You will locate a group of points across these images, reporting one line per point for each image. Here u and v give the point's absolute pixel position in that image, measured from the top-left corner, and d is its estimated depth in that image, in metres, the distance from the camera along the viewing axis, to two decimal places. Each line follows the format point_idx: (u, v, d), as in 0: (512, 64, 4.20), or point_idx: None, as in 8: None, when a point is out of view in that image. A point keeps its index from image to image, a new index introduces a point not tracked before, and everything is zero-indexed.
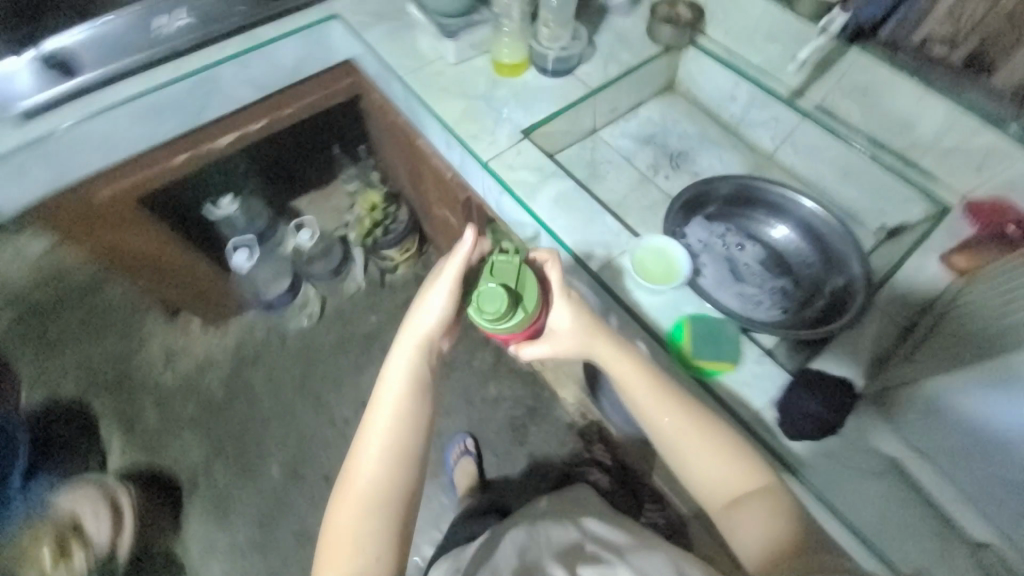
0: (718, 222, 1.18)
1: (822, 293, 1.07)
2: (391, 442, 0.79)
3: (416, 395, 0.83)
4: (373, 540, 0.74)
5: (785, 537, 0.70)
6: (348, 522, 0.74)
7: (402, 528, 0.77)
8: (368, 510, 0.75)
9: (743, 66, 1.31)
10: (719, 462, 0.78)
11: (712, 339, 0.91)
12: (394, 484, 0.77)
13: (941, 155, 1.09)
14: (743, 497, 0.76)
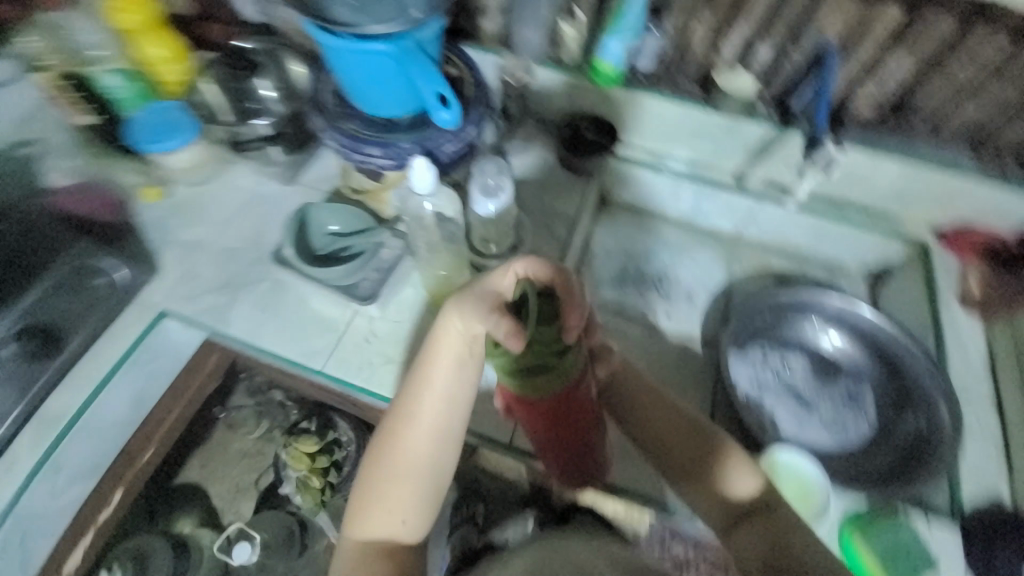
0: (752, 348, 1.04)
1: (892, 387, 0.96)
2: (409, 444, 0.66)
3: (447, 416, 0.67)
4: (394, 490, 0.66)
5: (771, 527, 0.64)
6: (379, 479, 0.66)
7: (405, 491, 0.66)
8: (387, 484, 0.66)
9: (675, 166, 1.18)
10: (723, 461, 0.69)
11: (889, 545, 0.75)
12: (401, 479, 0.66)
13: (904, 201, 1.08)
14: (735, 470, 0.69)
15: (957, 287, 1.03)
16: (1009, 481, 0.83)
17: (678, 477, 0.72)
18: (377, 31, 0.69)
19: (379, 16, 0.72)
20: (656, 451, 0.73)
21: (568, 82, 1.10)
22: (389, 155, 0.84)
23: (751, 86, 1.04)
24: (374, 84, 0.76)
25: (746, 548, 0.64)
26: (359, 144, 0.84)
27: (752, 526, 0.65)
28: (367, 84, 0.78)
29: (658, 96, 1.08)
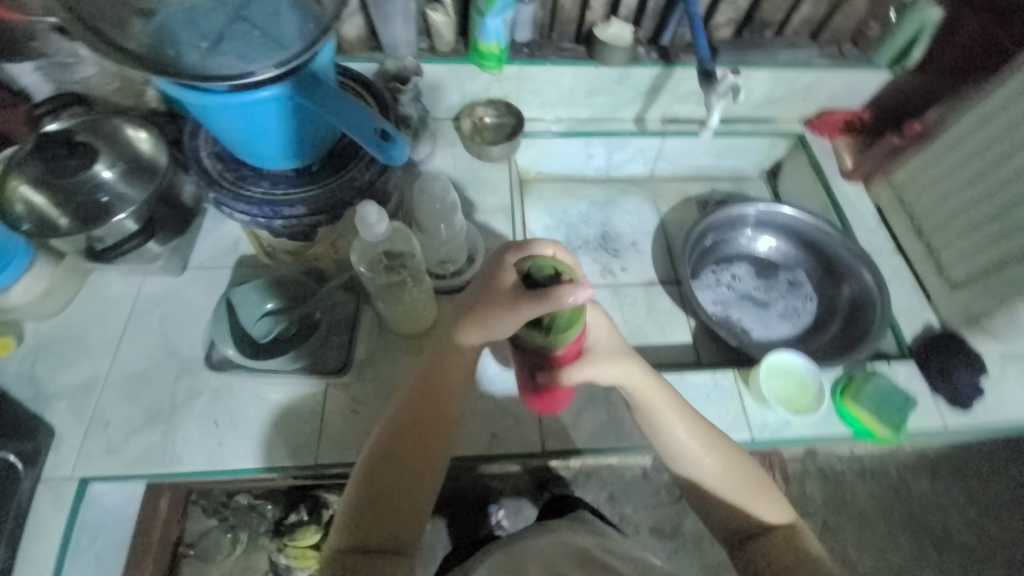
0: (704, 273, 1.14)
1: (818, 267, 1.12)
2: (405, 445, 0.63)
3: (440, 407, 0.65)
4: (392, 508, 0.61)
5: (785, 546, 0.64)
6: (371, 499, 0.60)
7: (402, 501, 0.61)
8: (386, 504, 0.61)
9: (580, 127, 1.19)
10: (745, 481, 0.66)
11: (879, 400, 0.85)
12: (398, 489, 0.61)
13: (777, 103, 1.19)
14: (762, 495, 0.66)
15: (836, 164, 1.19)
16: (929, 308, 1.00)
17: (692, 487, 0.69)
18: (268, 76, 0.57)
19: (248, 56, 0.59)
20: (672, 460, 0.68)
21: (455, 72, 1.05)
22: (318, 212, 0.70)
23: (630, 33, 1.06)
24: (260, 126, 0.63)
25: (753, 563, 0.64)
26: (278, 209, 0.69)
27: (762, 545, 0.65)
28: (265, 137, 0.65)
29: (548, 65, 1.06)
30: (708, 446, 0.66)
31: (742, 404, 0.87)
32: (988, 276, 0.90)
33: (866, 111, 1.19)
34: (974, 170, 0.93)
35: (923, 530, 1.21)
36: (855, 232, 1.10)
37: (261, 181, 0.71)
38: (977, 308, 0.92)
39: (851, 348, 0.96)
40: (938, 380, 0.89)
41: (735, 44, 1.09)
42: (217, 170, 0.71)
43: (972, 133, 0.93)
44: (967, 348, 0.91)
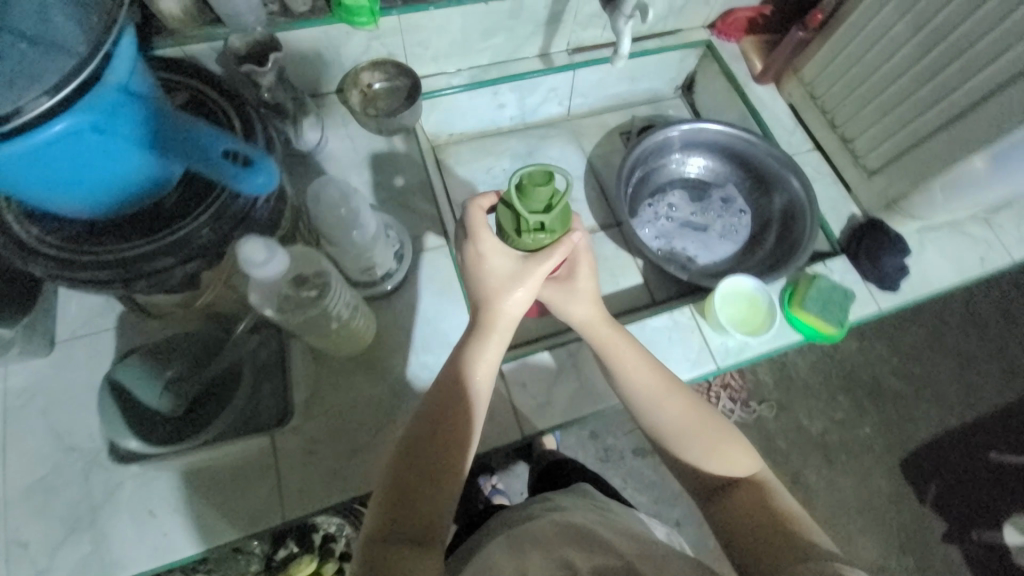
0: (642, 209, 1.11)
1: (747, 178, 1.11)
2: (440, 428, 0.56)
3: (473, 392, 0.58)
4: (421, 502, 0.53)
5: (757, 498, 0.58)
6: (396, 497, 0.53)
7: (432, 495, 0.53)
8: (410, 498, 0.53)
9: (483, 76, 1.07)
10: (703, 430, 0.62)
11: (823, 301, 0.89)
12: (425, 484, 0.53)
13: (681, 11, 1.12)
14: (722, 443, 0.62)
15: (746, 68, 1.16)
16: (850, 200, 1.03)
17: (662, 447, 0.65)
18: (40, 110, 0.43)
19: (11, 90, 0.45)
20: (636, 413, 0.66)
21: (321, 36, 0.87)
22: (192, 257, 0.58)
23: None
24: (48, 167, 0.48)
25: (730, 519, 0.58)
26: (136, 268, 0.56)
27: (736, 500, 0.59)
28: (85, 179, 0.52)
29: (430, 9, 0.91)
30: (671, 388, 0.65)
31: (702, 336, 0.89)
32: (901, 158, 0.92)
33: (767, 4, 1.15)
34: (878, 55, 0.92)
35: (862, 394, 1.36)
36: (776, 136, 1.10)
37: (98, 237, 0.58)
38: (895, 192, 0.95)
39: (789, 253, 0.99)
40: (869, 267, 0.94)
41: None
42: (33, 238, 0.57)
43: (872, 13, 0.90)
44: (890, 231, 0.96)
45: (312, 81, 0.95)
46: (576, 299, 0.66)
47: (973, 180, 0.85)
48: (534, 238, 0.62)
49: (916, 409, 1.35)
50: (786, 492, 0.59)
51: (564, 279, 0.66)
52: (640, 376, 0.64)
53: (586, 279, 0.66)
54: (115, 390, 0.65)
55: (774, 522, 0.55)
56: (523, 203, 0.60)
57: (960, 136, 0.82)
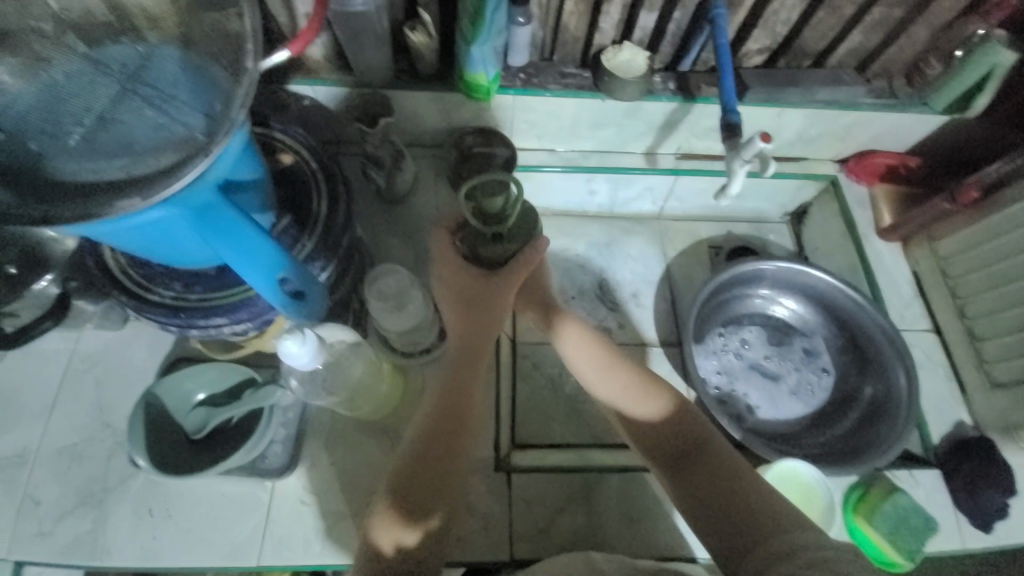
0: (710, 337, 1.02)
1: (840, 338, 1.00)
2: (446, 400, 0.65)
3: (465, 378, 0.66)
4: (441, 467, 0.62)
5: (732, 479, 0.62)
6: (417, 454, 0.62)
7: (448, 466, 0.62)
8: (431, 467, 0.62)
9: (582, 161, 1.06)
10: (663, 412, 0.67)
11: (898, 522, 0.77)
12: (442, 448, 0.63)
13: (810, 141, 1.04)
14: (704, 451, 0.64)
15: (870, 218, 1.05)
16: (960, 403, 0.88)
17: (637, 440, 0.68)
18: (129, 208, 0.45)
19: (119, 163, 0.48)
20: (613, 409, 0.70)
21: (438, 101, 0.91)
22: (240, 320, 0.64)
23: (643, 60, 0.90)
24: (144, 242, 0.52)
25: (701, 507, 0.61)
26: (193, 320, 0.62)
27: (707, 481, 0.62)
28: (171, 250, 0.55)
29: (547, 95, 0.92)
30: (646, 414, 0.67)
31: None
32: None
33: (913, 155, 1.04)
34: None
35: None
36: (886, 302, 0.97)
37: (175, 280, 0.63)
38: None
39: (867, 444, 0.86)
40: (962, 494, 0.80)
41: (772, 77, 0.91)
42: (120, 267, 0.64)
43: None
44: (999, 460, 0.81)
45: (417, 134, 0.99)
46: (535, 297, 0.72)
47: None
48: (490, 249, 0.66)
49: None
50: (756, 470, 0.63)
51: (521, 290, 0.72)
52: (591, 367, 0.71)
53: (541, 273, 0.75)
54: (149, 406, 0.65)
55: (742, 514, 0.59)
56: (477, 219, 0.64)
57: None
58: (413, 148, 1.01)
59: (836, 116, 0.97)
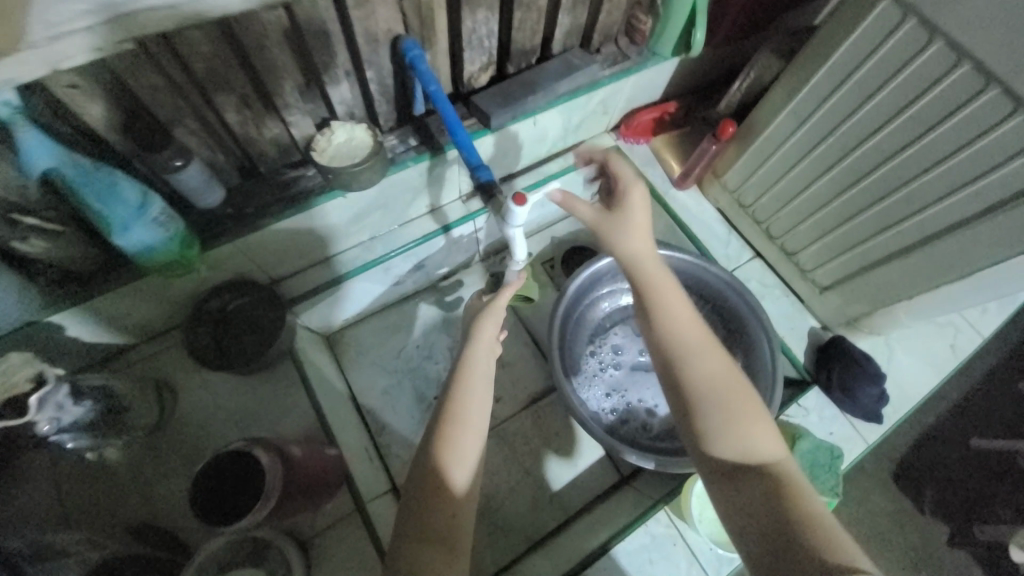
0: (583, 360, 0.97)
1: None
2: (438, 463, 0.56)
3: (482, 389, 0.61)
4: (430, 515, 0.53)
5: (772, 487, 0.49)
6: (415, 506, 0.54)
7: (439, 508, 0.53)
8: (425, 524, 0.52)
9: (367, 254, 0.91)
10: (764, 433, 0.54)
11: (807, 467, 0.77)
12: (436, 492, 0.54)
13: (577, 130, 0.99)
14: (759, 418, 0.55)
15: (662, 172, 1.04)
16: (805, 313, 0.94)
17: (677, 402, 0.58)
18: None
19: None
20: (666, 359, 0.59)
21: (141, 292, 0.69)
22: None
23: (361, 131, 0.72)
24: None
25: (731, 507, 0.50)
26: None
27: (742, 487, 0.50)
28: None
29: (272, 224, 0.72)
30: (720, 369, 0.58)
31: (687, 544, 0.74)
32: (852, 279, 0.82)
33: (670, 101, 1.04)
34: (808, 175, 0.80)
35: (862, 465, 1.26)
36: (710, 250, 0.99)
37: None
38: (855, 311, 0.85)
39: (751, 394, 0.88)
40: (845, 401, 0.84)
41: (510, 91, 0.81)
42: None
43: (793, 128, 0.79)
44: (858, 352, 0.85)
45: (135, 332, 0.76)
46: (622, 229, 0.65)
47: (940, 303, 0.74)
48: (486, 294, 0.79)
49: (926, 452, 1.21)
50: (816, 497, 0.49)
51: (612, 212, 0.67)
52: (679, 326, 0.60)
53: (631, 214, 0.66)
54: None
55: (780, 523, 0.46)
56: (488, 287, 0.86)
57: (917, 269, 0.72)
58: (140, 349, 0.78)
59: (586, 102, 0.91)
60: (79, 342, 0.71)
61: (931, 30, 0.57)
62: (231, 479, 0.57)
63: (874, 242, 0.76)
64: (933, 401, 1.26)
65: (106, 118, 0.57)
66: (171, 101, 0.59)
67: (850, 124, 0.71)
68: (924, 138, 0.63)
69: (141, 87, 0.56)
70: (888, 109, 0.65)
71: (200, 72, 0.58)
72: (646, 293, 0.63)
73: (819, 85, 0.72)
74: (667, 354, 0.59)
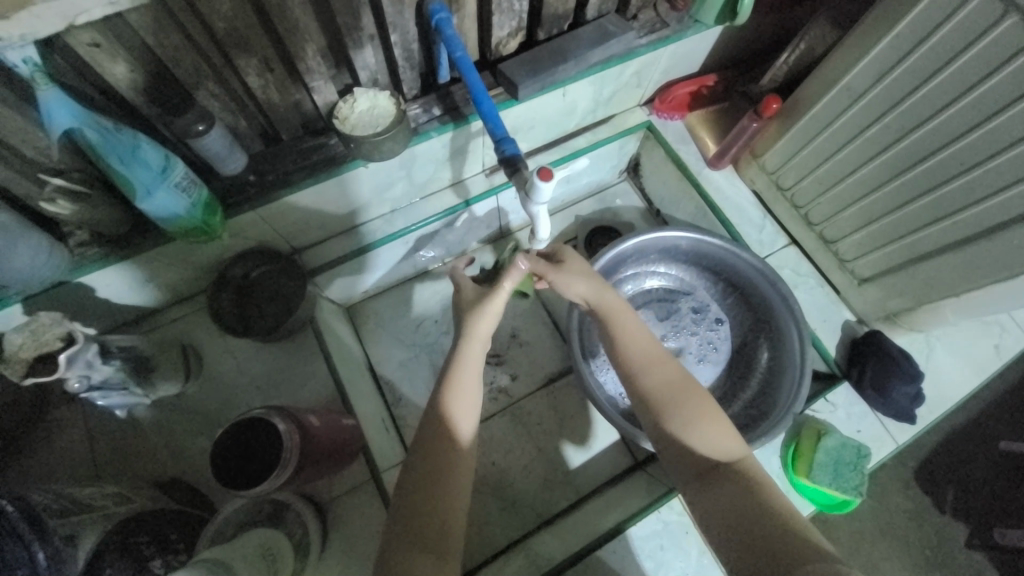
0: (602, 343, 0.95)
1: (719, 283, 0.97)
2: (446, 408, 0.58)
3: (474, 380, 0.61)
4: (429, 506, 0.52)
5: (742, 486, 0.52)
6: (416, 484, 0.53)
7: (440, 488, 0.53)
8: (427, 495, 0.53)
9: (388, 227, 0.90)
10: (727, 430, 0.57)
11: (832, 464, 0.75)
12: (434, 487, 0.53)
13: (608, 103, 0.94)
14: (714, 421, 0.57)
15: (696, 150, 0.99)
16: (841, 305, 0.89)
17: (647, 422, 0.60)
18: None
19: None
20: (629, 379, 0.62)
21: (162, 258, 0.70)
22: None
23: (384, 99, 0.69)
24: None
25: (711, 511, 0.52)
26: None
27: (719, 489, 0.52)
28: None
29: (292, 192, 0.71)
30: (674, 379, 0.60)
31: (701, 532, 0.73)
32: (894, 272, 0.78)
33: (710, 73, 0.97)
34: (856, 158, 0.75)
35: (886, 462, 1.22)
36: (742, 234, 0.94)
37: None
38: (894, 305, 0.81)
39: (775, 385, 0.86)
40: (877, 400, 0.80)
41: (540, 56, 0.76)
42: None
43: (843, 107, 0.73)
44: (895, 349, 0.81)
45: (160, 296, 0.78)
46: (573, 275, 0.68)
47: (990, 302, 0.69)
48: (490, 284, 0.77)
49: (956, 454, 1.16)
50: (777, 488, 0.52)
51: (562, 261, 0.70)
52: (635, 343, 0.64)
53: (577, 262, 0.70)
54: None
55: (758, 524, 0.48)
56: None
57: (967, 265, 0.67)
58: (164, 313, 0.80)
59: (620, 73, 0.86)
60: (105, 305, 0.73)
61: (1009, 3, 0.50)
62: (247, 449, 0.58)
63: (923, 233, 0.71)
64: (973, 403, 1.19)
65: (129, 79, 0.56)
66: (192, 62, 0.58)
67: (906, 105, 0.65)
68: (987, 123, 0.57)
69: (161, 47, 0.55)
70: (951, 90, 0.59)
71: (220, 33, 0.56)
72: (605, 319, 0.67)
73: (876, 58, 0.66)
74: (626, 372, 0.62)
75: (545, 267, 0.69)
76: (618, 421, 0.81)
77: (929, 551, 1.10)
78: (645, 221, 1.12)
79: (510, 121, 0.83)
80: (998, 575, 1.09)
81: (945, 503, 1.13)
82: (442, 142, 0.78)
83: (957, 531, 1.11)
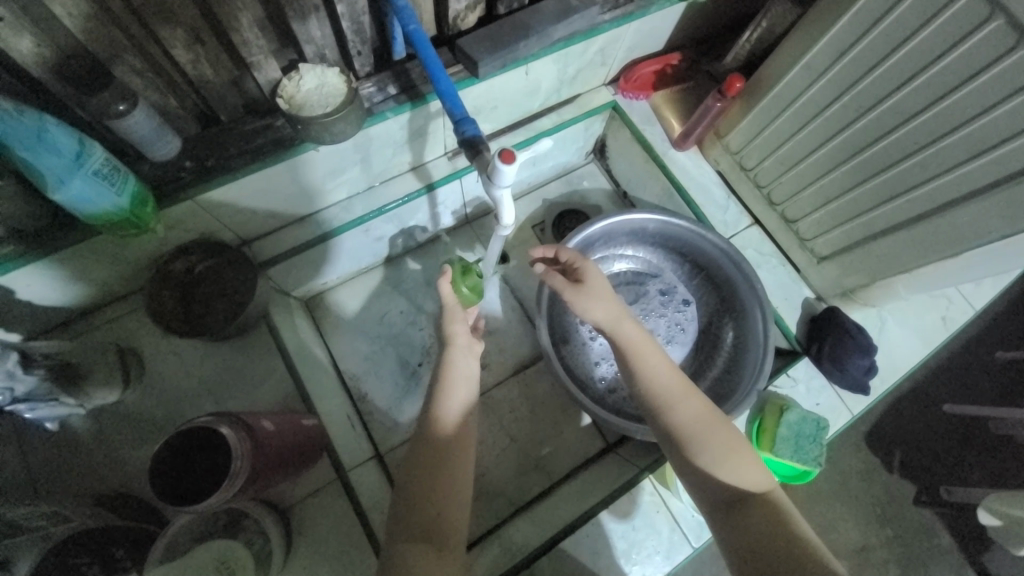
0: (574, 328, 0.94)
1: (685, 265, 0.98)
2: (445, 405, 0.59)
3: (469, 398, 0.62)
4: (425, 495, 0.53)
5: (771, 516, 0.52)
6: (410, 484, 0.54)
7: (439, 484, 0.54)
8: (415, 483, 0.53)
9: (348, 215, 0.85)
10: (753, 462, 0.58)
11: (795, 440, 0.77)
12: (429, 479, 0.54)
13: (573, 82, 0.92)
14: (737, 454, 0.58)
15: (662, 131, 0.98)
16: (801, 282, 0.92)
17: (672, 452, 0.60)
18: None
19: None
20: (654, 408, 0.61)
21: (91, 253, 0.63)
22: None
23: (331, 76, 0.63)
24: None
25: (736, 539, 0.52)
26: None
27: (747, 515, 0.53)
28: None
29: (237, 179, 0.65)
30: (706, 411, 0.60)
31: (670, 511, 0.75)
32: (850, 251, 0.80)
33: (673, 52, 0.96)
34: (818, 136, 0.75)
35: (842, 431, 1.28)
36: (707, 215, 0.94)
37: None
38: (851, 282, 0.83)
39: (740, 363, 0.87)
40: (834, 371, 0.83)
41: (501, 28, 0.72)
42: None
43: (803, 87, 0.73)
44: (850, 323, 0.83)
45: (91, 295, 0.71)
46: (593, 297, 0.67)
47: (941, 278, 0.71)
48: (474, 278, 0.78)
49: (905, 419, 1.23)
50: (806, 522, 0.53)
51: (582, 281, 0.69)
52: (662, 373, 0.62)
53: (597, 282, 0.68)
54: None
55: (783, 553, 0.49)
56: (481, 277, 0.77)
57: (920, 242, 0.69)
58: (99, 313, 0.74)
59: (586, 49, 0.83)
60: (28, 307, 0.66)
61: None
62: (196, 462, 0.54)
63: (883, 215, 0.72)
64: (918, 369, 1.27)
65: (36, 56, 0.50)
66: (107, 34, 0.51)
67: (863, 85, 0.66)
68: (944, 99, 0.58)
69: (71, 16, 0.48)
70: (909, 68, 0.60)
71: (136, 0, 0.50)
72: (626, 348, 0.65)
73: (837, 38, 0.66)
74: (651, 402, 0.62)
75: (565, 287, 0.68)
76: (587, 403, 0.80)
77: (879, 510, 1.17)
78: (612, 203, 1.11)
79: (471, 99, 0.79)
80: (943, 527, 1.17)
81: (893, 464, 1.20)
82: (401, 121, 0.74)
83: (905, 489, 1.19)
